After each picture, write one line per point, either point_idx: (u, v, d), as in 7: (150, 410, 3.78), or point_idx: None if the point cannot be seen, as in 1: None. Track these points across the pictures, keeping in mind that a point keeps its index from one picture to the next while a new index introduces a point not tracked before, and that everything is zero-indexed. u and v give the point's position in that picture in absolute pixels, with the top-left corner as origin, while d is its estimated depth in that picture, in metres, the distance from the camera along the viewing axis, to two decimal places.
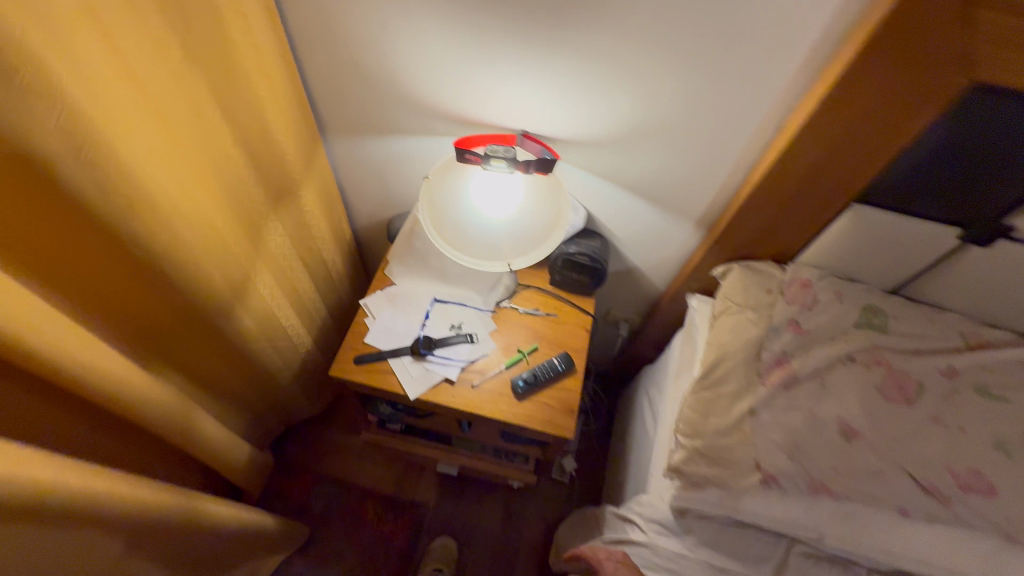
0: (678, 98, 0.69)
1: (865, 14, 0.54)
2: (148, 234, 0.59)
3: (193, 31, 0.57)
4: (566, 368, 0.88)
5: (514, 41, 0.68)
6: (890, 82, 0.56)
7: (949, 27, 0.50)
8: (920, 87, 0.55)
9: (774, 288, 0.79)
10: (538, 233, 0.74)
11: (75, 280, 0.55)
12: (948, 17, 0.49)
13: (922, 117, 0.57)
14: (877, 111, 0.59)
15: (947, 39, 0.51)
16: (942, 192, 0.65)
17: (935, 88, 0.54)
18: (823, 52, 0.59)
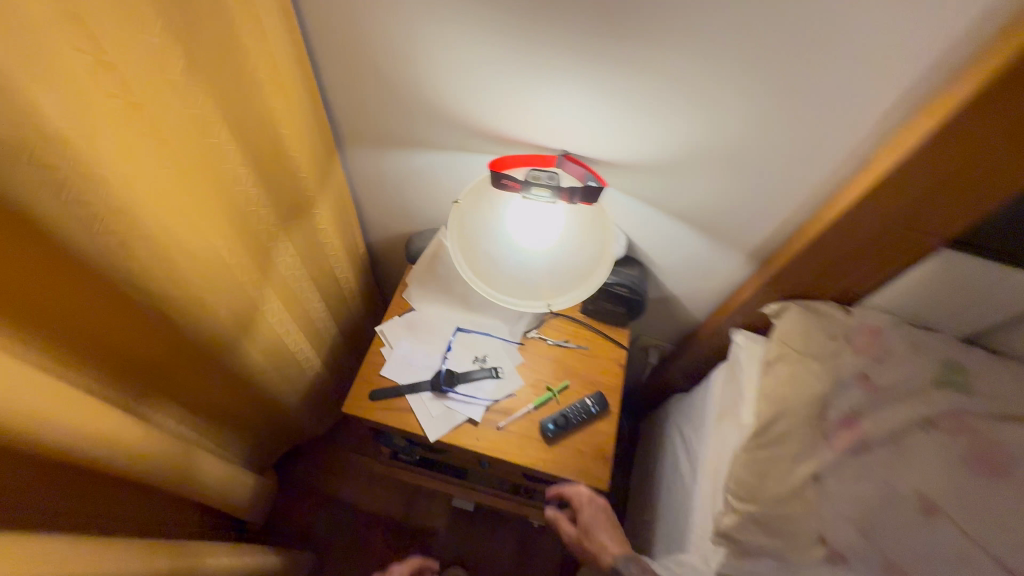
0: (744, 124, 0.61)
1: (996, 39, 0.46)
2: (148, 273, 0.51)
3: (198, 39, 0.49)
4: (600, 411, 0.81)
5: (562, 53, 0.60)
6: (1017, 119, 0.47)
7: None
8: None
9: (840, 334, 0.70)
10: (581, 267, 0.66)
11: (65, 330, 0.48)
12: None
13: None
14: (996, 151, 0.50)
15: None
16: None
17: None
18: (932, 79, 0.50)
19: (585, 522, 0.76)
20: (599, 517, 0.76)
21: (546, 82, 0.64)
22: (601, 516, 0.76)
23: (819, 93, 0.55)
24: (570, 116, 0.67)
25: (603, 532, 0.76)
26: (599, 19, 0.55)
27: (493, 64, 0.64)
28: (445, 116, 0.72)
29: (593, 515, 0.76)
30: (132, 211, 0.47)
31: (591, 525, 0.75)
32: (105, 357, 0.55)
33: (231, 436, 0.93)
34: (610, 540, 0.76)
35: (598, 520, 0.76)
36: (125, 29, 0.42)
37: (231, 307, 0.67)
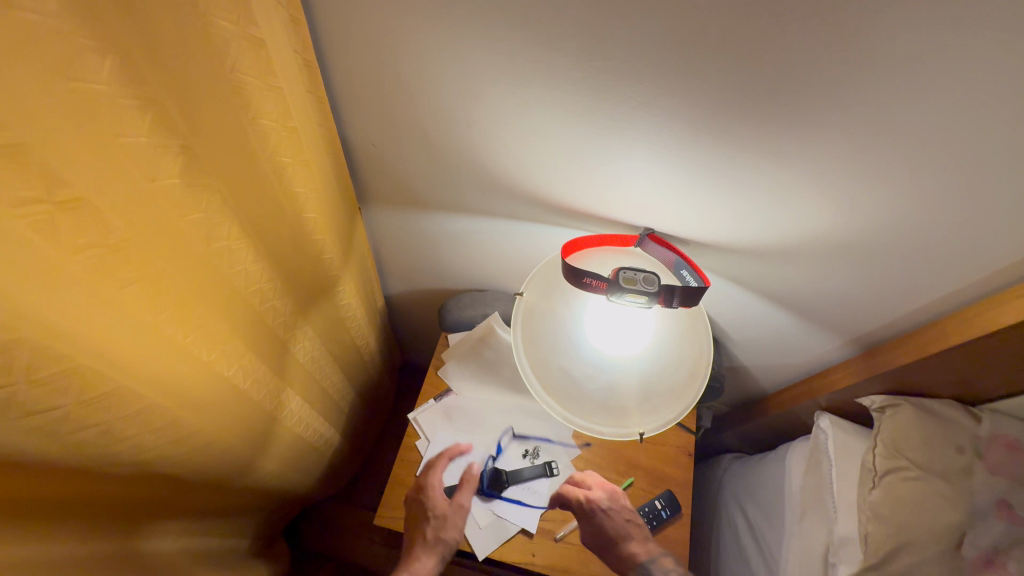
0: (888, 216, 0.49)
1: None
2: (136, 432, 0.39)
3: (203, 133, 0.37)
4: (671, 515, 0.70)
5: (663, 124, 0.47)
6: None
7: None
8: None
9: (968, 445, 0.60)
10: (677, 385, 0.52)
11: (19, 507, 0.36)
12: None
13: None
14: None
15: None
16: None
17: None
18: None
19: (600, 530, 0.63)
20: (612, 513, 0.64)
21: (635, 156, 0.51)
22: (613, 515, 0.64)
23: (1003, 194, 0.43)
24: (659, 192, 0.54)
25: (621, 529, 0.63)
26: (727, 92, 0.42)
27: (568, 132, 0.51)
28: (500, 183, 0.59)
29: (603, 506, 0.65)
30: (117, 377, 0.35)
31: (604, 520, 0.64)
32: (76, 512, 0.43)
33: (238, 524, 0.81)
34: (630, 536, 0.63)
35: (611, 521, 0.63)
36: (106, 147, 0.30)
37: (246, 428, 0.55)
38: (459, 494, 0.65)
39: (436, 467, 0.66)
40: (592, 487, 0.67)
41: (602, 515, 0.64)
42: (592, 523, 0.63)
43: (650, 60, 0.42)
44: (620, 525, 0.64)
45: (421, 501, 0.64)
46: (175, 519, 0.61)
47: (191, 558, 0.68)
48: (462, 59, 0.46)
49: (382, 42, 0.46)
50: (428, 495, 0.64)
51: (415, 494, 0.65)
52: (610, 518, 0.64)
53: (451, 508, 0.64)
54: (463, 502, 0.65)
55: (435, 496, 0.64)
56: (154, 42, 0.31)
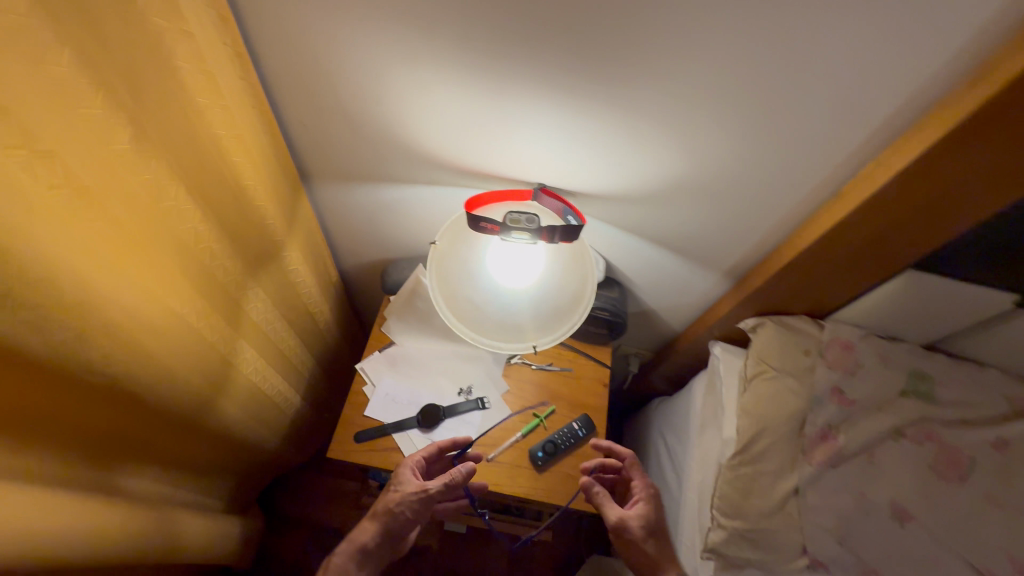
0: (718, 158, 0.61)
1: (944, 100, 0.48)
2: (102, 353, 0.48)
3: (148, 109, 0.46)
4: (587, 434, 0.82)
5: (532, 92, 0.58)
6: (963, 180, 0.50)
7: None
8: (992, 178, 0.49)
9: (813, 348, 0.74)
10: (563, 307, 0.65)
11: (13, 417, 0.45)
12: None
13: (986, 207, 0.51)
14: (940, 199, 0.52)
15: None
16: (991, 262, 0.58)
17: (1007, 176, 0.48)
18: (889, 131, 0.52)
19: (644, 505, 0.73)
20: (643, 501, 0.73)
21: (517, 121, 0.62)
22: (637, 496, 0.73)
23: (788, 134, 0.56)
24: (544, 152, 0.66)
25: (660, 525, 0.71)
26: (572, 63, 0.54)
27: (461, 105, 0.62)
28: (415, 153, 0.70)
29: (642, 495, 0.73)
30: (88, 301, 0.44)
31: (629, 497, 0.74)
32: (67, 437, 0.52)
33: (214, 482, 0.90)
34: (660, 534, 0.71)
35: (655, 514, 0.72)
36: (67, 114, 0.39)
37: (203, 367, 0.64)
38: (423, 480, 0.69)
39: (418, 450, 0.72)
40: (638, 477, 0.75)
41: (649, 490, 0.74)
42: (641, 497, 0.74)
43: (509, 42, 0.53)
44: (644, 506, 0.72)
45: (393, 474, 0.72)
46: (157, 465, 0.70)
47: (169, 502, 0.77)
48: (365, 47, 0.57)
49: (299, 35, 0.57)
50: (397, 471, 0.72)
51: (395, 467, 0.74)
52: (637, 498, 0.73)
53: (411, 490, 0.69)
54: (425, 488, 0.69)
55: (402, 473, 0.71)
56: (104, 37, 0.41)
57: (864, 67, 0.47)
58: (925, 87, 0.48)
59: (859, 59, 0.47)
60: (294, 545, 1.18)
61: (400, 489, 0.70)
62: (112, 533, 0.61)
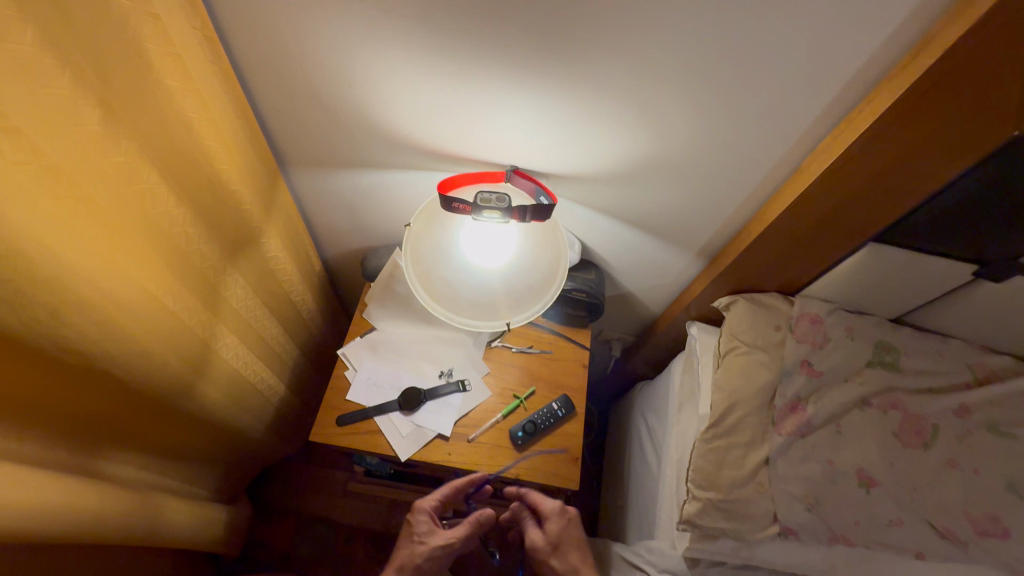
0: (683, 136, 0.63)
1: (892, 72, 0.50)
2: (79, 332, 0.49)
3: (116, 90, 0.47)
4: (566, 414, 0.83)
5: (499, 72, 0.59)
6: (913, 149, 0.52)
7: (982, 87, 0.46)
8: (940, 145, 0.51)
9: (783, 323, 0.75)
10: (535, 286, 0.66)
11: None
12: (983, 80, 0.45)
13: (936, 176, 0.54)
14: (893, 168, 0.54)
15: (979, 98, 0.46)
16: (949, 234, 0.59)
17: (954, 144, 0.50)
18: (843, 104, 0.54)
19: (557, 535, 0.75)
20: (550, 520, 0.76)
21: (487, 103, 0.63)
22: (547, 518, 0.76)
23: (749, 110, 0.57)
24: (515, 134, 0.67)
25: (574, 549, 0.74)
26: (536, 44, 0.55)
27: (432, 87, 0.63)
28: (390, 137, 0.71)
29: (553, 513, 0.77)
30: (66, 279, 0.46)
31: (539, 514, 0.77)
32: (39, 415, 0.53)
33: (199, 470, 0.91)
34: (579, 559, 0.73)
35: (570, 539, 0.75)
36: (34, 93, 0.40)
37: (182, 351, 0.65)
38: (445, 531, 0.74)
39: (432, 497, 0.76)
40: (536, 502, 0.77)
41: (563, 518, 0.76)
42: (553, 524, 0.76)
43: (474, 24, 0.54)
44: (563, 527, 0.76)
45: (410, 525, 0.76)
46: (136, 448, 0.71)
47: (153, 488, 0.78)
48: (334, 31, 0.58)
49: (269, 19, 0.57)
50: (413, 519, 0.76)
51: (409, 516, 0.77)
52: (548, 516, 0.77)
53: (433, 540, 0.74)
54: (446, 537, 0.74)
55: (421, 523, 0.75)
56: (67, 16, 0.41)
57: (816, 41, 0.49)
58: (874, 60, 0.49)
59: (812, 33, 0.48)
60: (284, 534, 1.19)
61: (428, 543, 0.74)
62: (93, 514, 0.62)
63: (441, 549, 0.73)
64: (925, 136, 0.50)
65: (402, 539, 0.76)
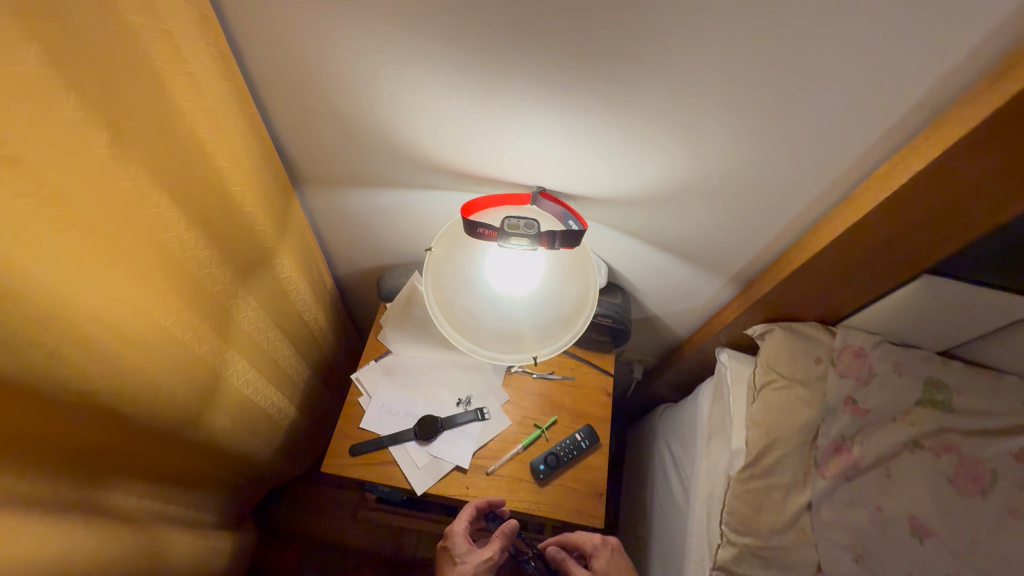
0: (724, 159, 0.59)
1: (964, 97, 0.46)
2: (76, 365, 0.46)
3: (126, 110, 0.44)
4: (590, 445, 0.79)
5: (530, 91, 0.56)
6: (981, 181, 0.48)
7: None
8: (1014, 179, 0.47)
9: (824, 356, 0.71)
10: (564, 317, 0.62)
11: None
12: None
13: (1007, 209, 0.49)
14: (958, 200, 0.50)
15: None
16: (1012, 270, 0.55)
17: None
18: (904, 129, 0.50)
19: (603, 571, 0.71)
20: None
21: (516, 123, 0.60)
22: (622, 566, 0.72)
23: (799, 133, 0.53)
24: (543, 155, 0.64)
25: None
26: (572, 64, 0.52)
27: (457, 107, 0.59)
28: (409, 155, 0.68)
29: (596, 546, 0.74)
30: (59, 312, 0.42)
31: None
32: (38, 453, 0.50)
33: (206, 495, 0.87)
34: None
35: (616, 561, 0.72)
36: (36, 118, 0.37)
37: (189, 379, 0.62)
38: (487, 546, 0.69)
39: (462, 519, 0.69)
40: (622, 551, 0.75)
41: (599, 546, 0.74)
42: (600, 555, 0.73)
43: (506, 44, 0.51)
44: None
45: (449, 550, 0.69)
46: (139, 480, 0.68)
47: (157, 517, 0.74)
48: (355, 47, 0.54)
49: (286, 34, 0.54)
50: (450, 544, 0.69)
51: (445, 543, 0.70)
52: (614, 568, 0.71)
53: (481, 559, 0.68)
54: (488, 553, 0.69)
55: (461, 546, 0.68)
56: (74, 32, 0.38)
57: (879, 61, 0.45)
58: (943, 84, 0.45)
59: (874, 54, 0.44)
60: (290, 558, 1.15)
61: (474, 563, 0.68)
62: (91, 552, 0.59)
63: (489, 564, 0.68)
64: (999, 167, 0.46)
65: (443, 564, 0.69)
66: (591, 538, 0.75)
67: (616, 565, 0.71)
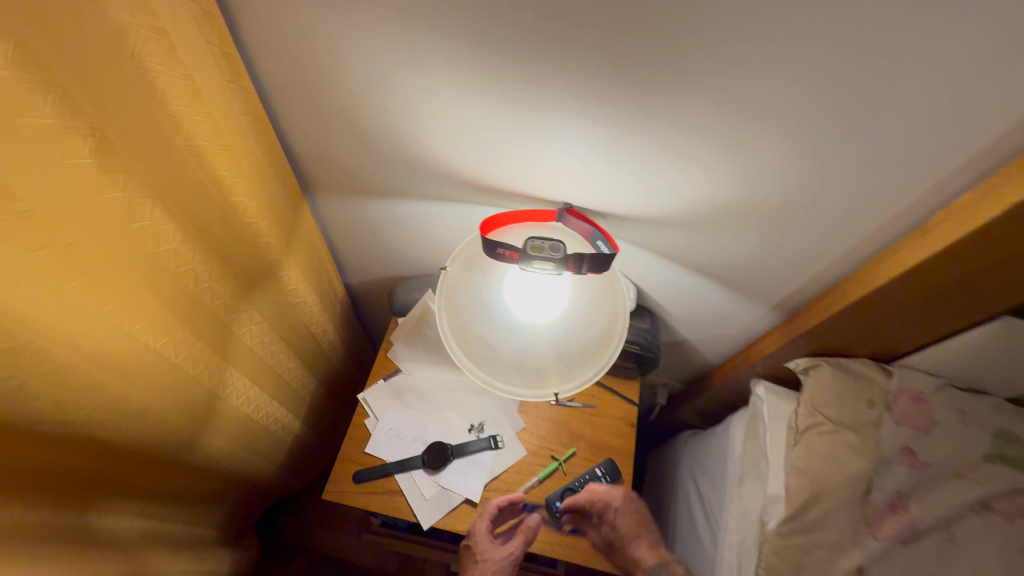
0: (778, 180, 0.52)
1: None
2: (48, 390, 0.42)
3: (111, 112, 0.40)
4: (611, 482, 0.73)
5: (561, 102, 0.50)
6: None
7: None
8: None
9: (877, 399, 0.63)
10: (590, 348, 0.56)
11: None
12: None
13: None
14: None
15: None
16: None
17: None
18: (997, 153, 0.43)
19: (620, 531, 0.68)
20: (639, 532, 0.69)
21: (543, 136, 0.54)
22: (634, 521, 0.70)
23: (871, 153, 0.47)
24: (572, 171, 0.58)
25: (636, 542, 0.69)
26: (611, 73, 0.46)
27: (480, 117, 0.54)
28: (426, 167, 0.63)
29: (608, 507, 0.69)
30: (17, 335, 0.37)
31: (618, 540, 0.68)
32: (20, 482, 0.46)
33: (206, 511, 0.84)
34: (643, 552, 0.69)
35: (630, 518, 0.69)
36: (9, 127, 0.33)
37: (180, 398, 0.58)
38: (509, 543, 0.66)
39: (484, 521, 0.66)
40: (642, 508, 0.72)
41: (614, 512, 0.69)
42: (614, 517, 0.69)
43: (537, 49, 0.45)
44: (648, 552, 0.69)
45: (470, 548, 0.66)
46: (134, 499, 0.64)
47: (152, 538, 0.70)
48: (371, 49, 0.49)
49: (296, 34, 0.49)
50: (472, 542, 0.66)
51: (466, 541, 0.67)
52: (624, 524, 0.69)
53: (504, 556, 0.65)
54: (510, 551, 0.66)
55: (483, 543, 0.66)
56: (51, 27, 0.34)
57: (977, 74, 0.38)
58: None
59: (975, 67, 0.38)
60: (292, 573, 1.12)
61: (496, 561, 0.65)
62: None
63: (511, 559, 0.66)
64: None
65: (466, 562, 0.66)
66: (613, 498, 0.70)
67: (626, 523, 0.69)
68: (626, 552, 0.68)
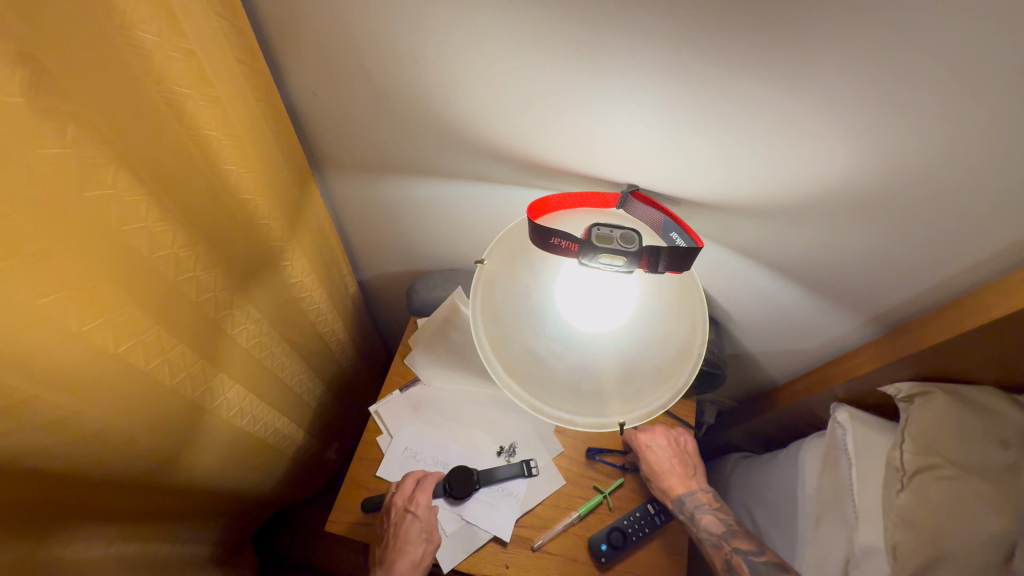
0: (928, 165, 0.40)
1: None
2: None
3: (50, 35, 0.29)
4: (666, 522, 0.62)
5: (640, 52, 0.39)
6: None
7: None
8: None
9: (1014, 438, 0.50)
10: (664, 366, 0.45)
11: None
12: None
13: None
14: None
15: None
16: None
17: None
18: None
19: (650, 465, 0.62)
20: (670, 463, 0.62)
21: (613, 98, 0.43)
22: (672, 457, 0.63)
23: None
24: (643, 144, 0.47)
25: (668, 472, 0.61)
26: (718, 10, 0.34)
27: (532, 74, 0.43)
28: (461, 139, 0.52)
29: (647, 445, 0.64)
30: None
31: (652, 473, 0.62)
32: None
33: (198, 529, 0.74)
34: (675, 481, 0.61)
35: (661, 453, 0.63)
36: None
37: (155, 410, 0.47)
38: (422, 516, 0.56)
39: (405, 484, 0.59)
40: (694, 452, 0.65)
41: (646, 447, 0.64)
42: (642, 451, 0.64)
43: None
44: (681, 483, 0.60)
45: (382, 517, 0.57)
46: (109, 524, 0.54)
47: (132, 564, 0.61)
48: None
49: None
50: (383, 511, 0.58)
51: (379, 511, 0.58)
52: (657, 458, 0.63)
53: (413, 529, 0.55)
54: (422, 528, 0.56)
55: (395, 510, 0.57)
56: None
57: None
58: None
59: None
60: None
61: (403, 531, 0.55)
62: None
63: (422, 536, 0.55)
64: None
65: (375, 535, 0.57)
66: (651, 431, 0.65)
67: (657, 456, 0.63)
68: (654, 479, 0.61)
